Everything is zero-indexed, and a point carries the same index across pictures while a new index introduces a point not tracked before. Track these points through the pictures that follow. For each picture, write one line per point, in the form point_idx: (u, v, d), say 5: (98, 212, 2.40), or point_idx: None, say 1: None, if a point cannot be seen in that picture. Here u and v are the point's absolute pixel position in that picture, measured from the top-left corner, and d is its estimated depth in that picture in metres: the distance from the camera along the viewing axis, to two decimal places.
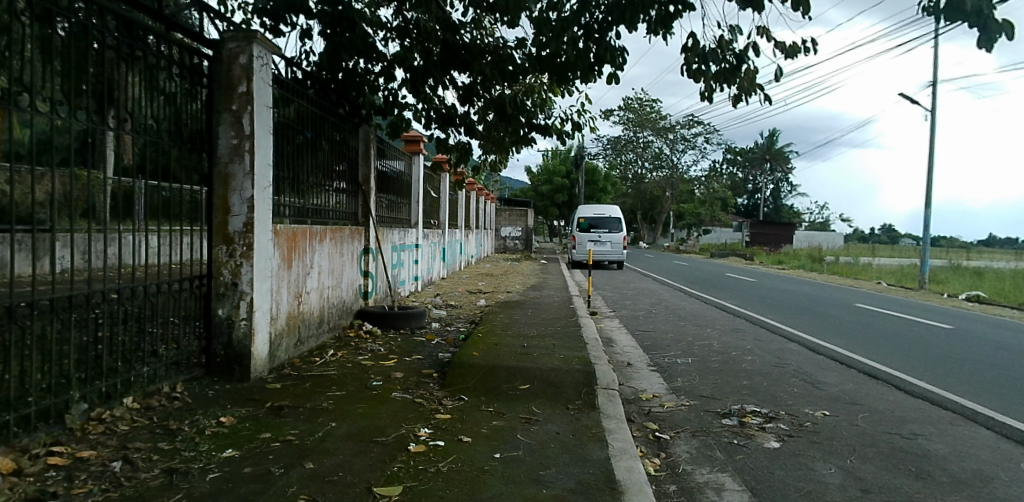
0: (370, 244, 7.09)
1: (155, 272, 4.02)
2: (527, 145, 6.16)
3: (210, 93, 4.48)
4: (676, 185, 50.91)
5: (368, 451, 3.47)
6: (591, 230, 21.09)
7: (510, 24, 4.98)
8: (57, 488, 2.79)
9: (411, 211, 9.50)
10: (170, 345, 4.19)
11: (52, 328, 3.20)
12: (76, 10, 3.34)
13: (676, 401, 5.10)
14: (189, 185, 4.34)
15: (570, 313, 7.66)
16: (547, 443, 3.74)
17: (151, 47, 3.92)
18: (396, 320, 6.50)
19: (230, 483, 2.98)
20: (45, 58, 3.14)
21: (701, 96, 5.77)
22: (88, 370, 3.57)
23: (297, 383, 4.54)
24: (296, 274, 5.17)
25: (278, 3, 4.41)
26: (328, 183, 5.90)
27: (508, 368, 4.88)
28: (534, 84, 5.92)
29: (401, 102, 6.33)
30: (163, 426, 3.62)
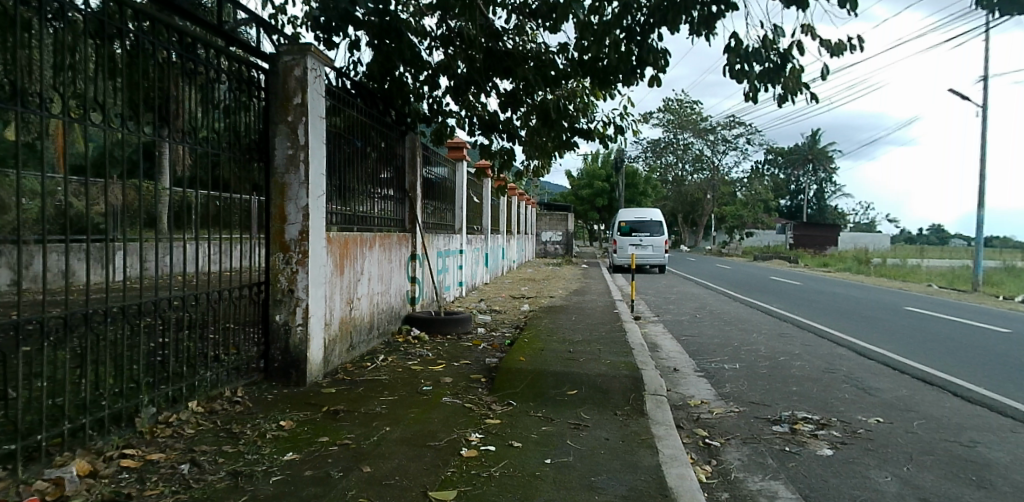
0: (416, 250, 7.18)
1: (215, 279, 4.15)
2: (569, 149, 6.16)
3: (266, 105, 4.62)
4: (717, 187, 50.16)
5: (423, 455, 3.52)
6: (633, 234, 20.95)
7: (552, 29, 4.99)
8: (131, 490, 2.93)
9: (455, 217, 9.60)
10: (229, 350, 4.31)
11: (124, 336, 3.40)
12: (137, 26, 3.50)
13: (725, 407, 5.03)
14: (243, 194, 4.45)
15: (615, 318, 7.61)
16: (597, 450, 3.73)
17: (209, 62, 4.08)
18: (443, 325, 6.56)
19: (292, 486, 3.06)
20: (105, 76, 3.30)
21: (745, 97, 5.72)
22: (156, 374, 3.71)
23: (351, 387, 4.63)
24: (347, 280, 5.27)
25: (329, 16, 4.53)
26: (376, 190, 6.00)
27: (556, 374, 4.88)
28: (577, 89, 5.91)
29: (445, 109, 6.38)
30: (227, 429, 3.73)
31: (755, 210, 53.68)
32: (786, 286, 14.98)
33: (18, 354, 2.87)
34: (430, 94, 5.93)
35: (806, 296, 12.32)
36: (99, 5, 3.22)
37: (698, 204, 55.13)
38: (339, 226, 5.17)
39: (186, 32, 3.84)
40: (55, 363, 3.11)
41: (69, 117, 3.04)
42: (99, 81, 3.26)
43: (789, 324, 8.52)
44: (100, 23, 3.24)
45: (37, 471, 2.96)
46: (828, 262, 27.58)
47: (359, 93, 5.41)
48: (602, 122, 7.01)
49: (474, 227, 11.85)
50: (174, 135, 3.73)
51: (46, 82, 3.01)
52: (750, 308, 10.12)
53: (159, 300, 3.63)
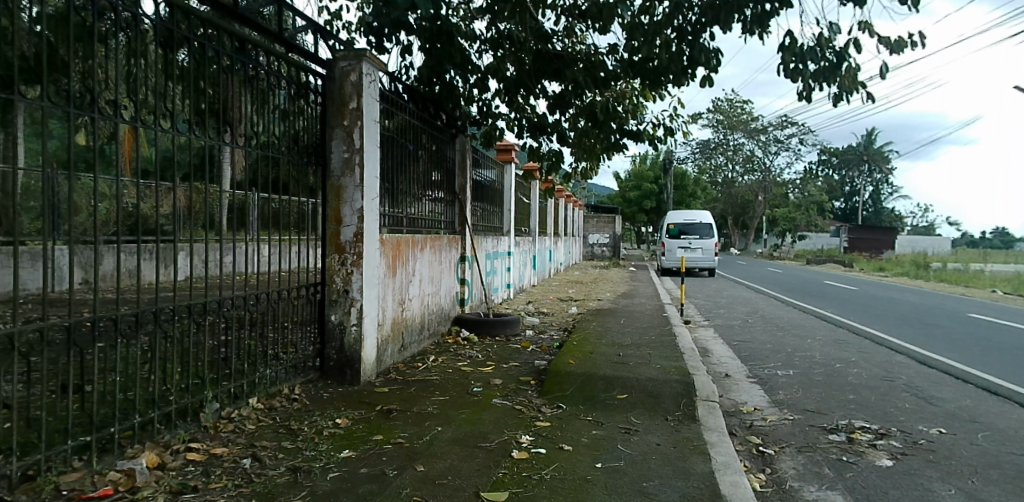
0: (465, 252, 7.23)
1: (274, 279, 4.26)
2: (618, 151, 6.10)
3: (323, 109, 4.74)
4: (768, 188, 49.68)
5: (474, 456, 3.54)
6: (681, 237, 20.63)
7: (601, 31, 4.97)
8: (197, 483, 3.05)
9: (503, 219, 9.64)
10: (287, 349, 4.43)
11: (189, 333, 3.53)
12: (197, 34, 3.64)
13: (779, 415, 4.89)
14: (300, 197, 4.56)
15: (665, 322, 7.49)
16: (648, 455, 3.68)
17: (267, 67, 4.21)
18: (492, 326, 6.59)
19: (349, 483, 3.13)
20: (169, 82, 3.44)
21: (799, 96, 5.57)
22: (219, 371, 3.84)
23: (403, 387, 4.69)
24: (399, 282, 5.34)
25: (383, 22, 4.61)
26: (427, 192, 6.06)
27: (606, 377, 4.83)
28: (626, 90, 5.86)
29: (494, 112, 6.41)
30: (285, 425, 3.83)
31: (809, 212, 51.55)
32: (841, 291, 14.48)
33: (93, 349, 3.03)
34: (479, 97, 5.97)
35: (861, 301, 11.87)
36: (165, 14, 3.39)
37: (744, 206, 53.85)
38: (391, 228, 5.25)
39: (246, 38, 3.99)
40: (126, 355, 3.27)
41: (136, 120, 3.23)
42: (164, 86, 3.45)
43: (844, 331, 8.23)
44: (166, 31, 3.41)
45: (110, 462, 3.11)
46: (884, 266, 26.49)
47: (411, 97, 5.49)
48: (651, 124, 6.90)
49: (522, 229, 11.88)
50: (232, 138, 3.87)
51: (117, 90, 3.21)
52: (803, 313, 9.82)
53: (222, 300, 3.75)
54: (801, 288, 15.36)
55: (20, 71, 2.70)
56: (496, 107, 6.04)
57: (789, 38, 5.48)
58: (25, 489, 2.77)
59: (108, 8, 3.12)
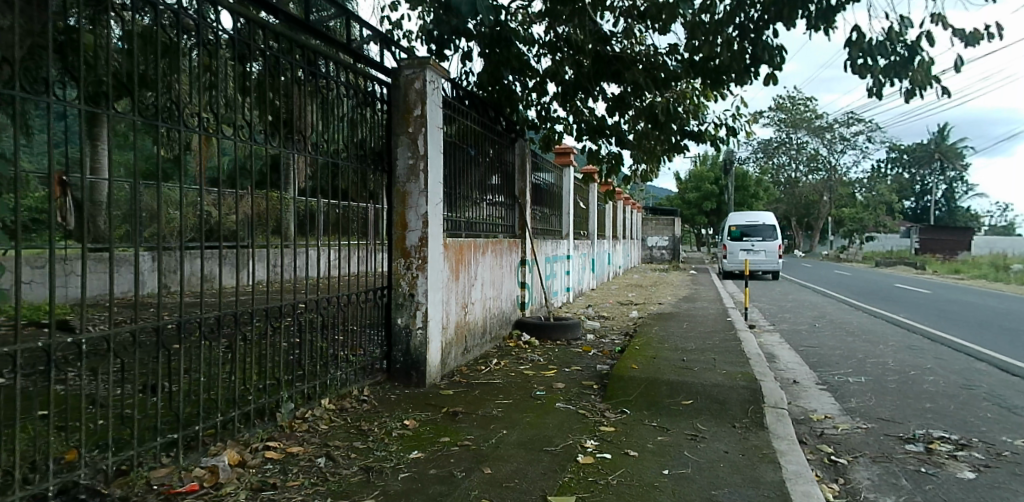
0: (526, 255, 7.27)
1: (343, 283, 4.37)
2: (679, 152, 6.01)
3: (389, 117, 4.85)
4: (834, 188, 47.69)
5: (540, 460, 3.54)
6: (743, 239, 20.17)
7: (661, 31, 4.92)
8: (276, 480, 3.17)
9: (561, 223, 9.64)
10: (355, 351, 4.52)
11: (266, 335, 3.67)
12: (270, 47, 3.81)
13: (852, 423, 4.71)
14: (368, 203, 4.68)
15: (729, 326, 7.32)
16: (716, 463, 3.60)
17: (335, 76, 4.35)
18: (552, 331, 6.57)
19: (419, 484, 3.19)
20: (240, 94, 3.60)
21: (868, 93, 5.38)
22: (294, 373, 3.96)
23: (467, 390, 4.73)
24: (462, 286, 5.40)
25: (444, 30, 4.69)
26: (487, 197, 6.12)
27: (671, 383, 4.76)
28: (686, 90, 5.78)
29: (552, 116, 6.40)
30: (356, 426, 3.92)
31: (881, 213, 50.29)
32: (910, 294, 13.84)
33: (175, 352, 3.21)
34: (536, 100, 5.97)
35: (934, 305, 11.31)
36: (241, 29, 3.57)
37: (801, 206, 52.12)
38: (453, 233, 5.32)
39: (315, 49, 4.14)
40: (207, 355, 3.44)
41: (206, 130, 3.39)
42: (231, 98, 3.62)
43: (917, 336, 7.86)
44: (239, 45, 3.58)
45: (195, 459, 3.27)
46: (959, 269, 25.06)
47: (471, 102, 5.55)
48: (713, 124, 6.77)
49: (581, 233, 11.85)
50: (301, 145, 4.00)
51: (193, 102, 3.38)
52: (873, 318, 9.43)
53: (297, 303, 3.87)
54: (860, 288, 15.86)
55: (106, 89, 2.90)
56: (554, 110, 6.04)
57: (856, 32, 5.29)
58: (120, 482, 2.95)
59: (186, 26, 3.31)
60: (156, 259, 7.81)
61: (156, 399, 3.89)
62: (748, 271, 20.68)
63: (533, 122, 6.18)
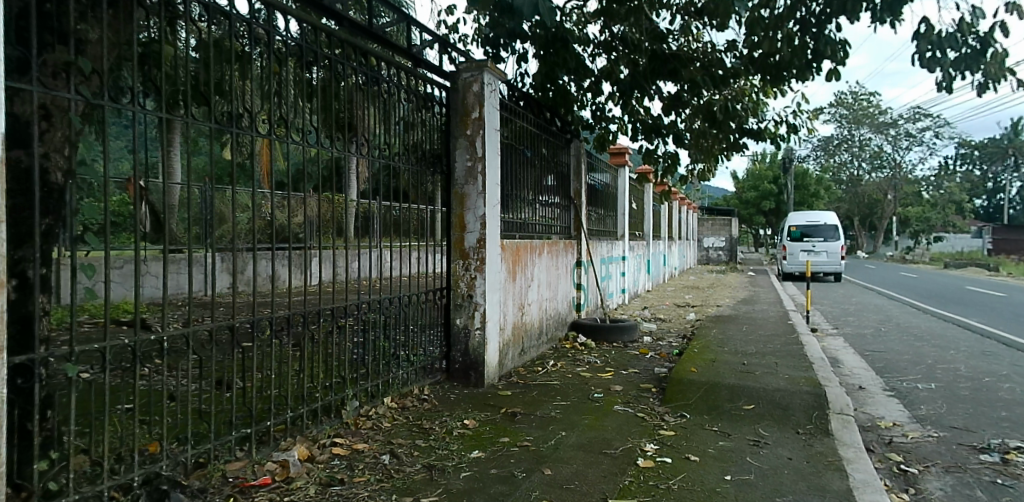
0: (581, 257, 7.25)
1: (404, 283, 4.44)
2: (739, 151, 5.90)
3: (448, 119, 4.91)
4: (899, 187, 45.83)
5: (600, 462, 3.52)
6: (803, 239, 19.65)
7: (719, 27, 4.87)
8: (343, 475, 3.26)
9: (616, 223, 9.57)
10: (415, 351, 4.59)
11: (333, 335, 3.77)
12: (332, 52, 3.91)
13: (922, 431, 4.52)
14: (428, 205, 4.75)
15: (791, 329, 7.13)
16: (780, 470, 3.51)
17: (394, 80, 4.44)
18: (608, 332, 6.54)
19: (480, 483, 3.22)
20: (300, 98, 3.71)
21: (936, 88, 5.15)
22: (359, 372, 4.06)
23: (525, 391, 4.75)
24: (519, 287, 5.43)
25: (502, 32, 4.72)
26: (543, 198, 6.12)
27: (731, 387, 4.67)
28: (745, 87, 5.67)
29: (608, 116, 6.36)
30: (418, 425, 3.98)
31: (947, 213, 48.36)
32: (983, 298, 13.13)
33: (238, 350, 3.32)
34: (591, 101, 5.93)
35: (1011, 309, 10.70)
36: (298, 35, 3.67)
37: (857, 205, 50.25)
38: (510, 234, 5.34)
39: (376, 55, 4.24)
40: (278, 352, 3.58)
41: (271, 135, 3.52)
42: (296, 103, 3.74)
43: (993, 341, 7.47)
44: (304, 51, 3.72)
45: (267, 453, 3.39)
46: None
47: (527, 104, 5.57)
48: (773, 121, 6.64)
49: (636, 233, 11.74)
50: (360, 148, 4.09)
51: (259, 108, 3.52)
52: (943, 323, 9.02)
53: (361, 304, 3.97)
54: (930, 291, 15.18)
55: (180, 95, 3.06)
56: (609, 110, 6.00)
57: (924, 24, 5.07)
58: (198, 474, 3.09)
59: (251, 36, 3.44)
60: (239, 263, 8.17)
61: (234, 395, 4.06)
62: (810, 272, 20.05)
63: (588, 122, 6.15)
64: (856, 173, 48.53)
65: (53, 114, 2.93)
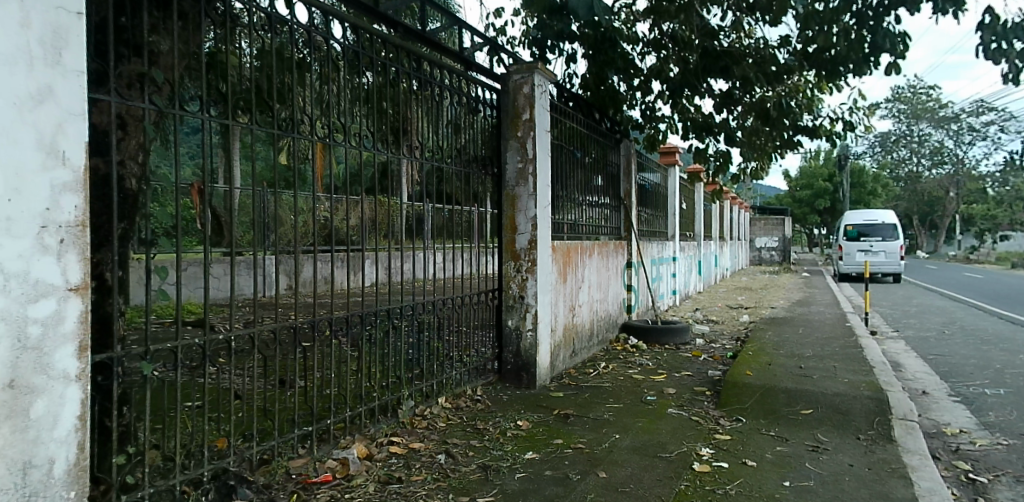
0: (632, 258, 7.20)
1: (457, 285, 4.49)
2: (793, 149, 5.79)
3: (498, 121, 4.95)
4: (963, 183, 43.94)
5: (655, 466, 3.48)
6: (860, 239, 19.15)
7: (772, 22, 4.78)
8: (400, 474, 3.32)
9: (666, 224, 9.48)
10: (467, 352, 4.63)
11: (389, 335, 3.84)
12: (380, 55, 3.97)
13: (991, 439, 4.33)
14: (479, 207, 4.78)
15: (848, 332, 6.93)
16: (841, 476, 3.40)
17: (443, 82, 4.49)
18: (660, 335, 6.47)
19: (536, 484, 3.23)
20: (353, 102, 3.77)
21: (1002, 80, 4.93)
22: (414, 372, 4.12)
23: (577, 393, 4.75)
24: (570, 288, 5.42)
25: (550, 34, 4.73)
26: (592, 198, 6.09)
27: (789, 390, 4.59)
28: (799, 83, 5.55)
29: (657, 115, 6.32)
30: (472, 425, 4.02)
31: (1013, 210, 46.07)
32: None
33: (299, 350, 3.41)
34: (641, 100, 5.91)
35: None
36: (353, 40, 3.75)
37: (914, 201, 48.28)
38: (561, 236, 5.34)
39: (427, 58, 4.30)
40: (337, 352, 3.66)
41: (322, 139, 3.55)
42: (353, 109, 3.82)
43: None
44: (354, 56, 3.76)
45: (327, 451, 3.47)
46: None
47: (577, 104, 5.57)
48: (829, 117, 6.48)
49: (687, 234, 11.60)
50: (410, 151, 4.13)
51: (316, 114, 3.59)
52: (1011, 326, 8.61)
53: (415, 305, 4.03)
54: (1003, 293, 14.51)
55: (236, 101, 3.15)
56: (659, 110, 5.97)
57: (990, 14, 4.86)
58: (263, 470, 3.19)
59: (306, 42, 3.52)
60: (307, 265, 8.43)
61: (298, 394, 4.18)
62: (868, 272, 19.50)
63: (638, 121, 6.12)
64: (914, 169, 46.70)
65: (128, 124, 3.07)
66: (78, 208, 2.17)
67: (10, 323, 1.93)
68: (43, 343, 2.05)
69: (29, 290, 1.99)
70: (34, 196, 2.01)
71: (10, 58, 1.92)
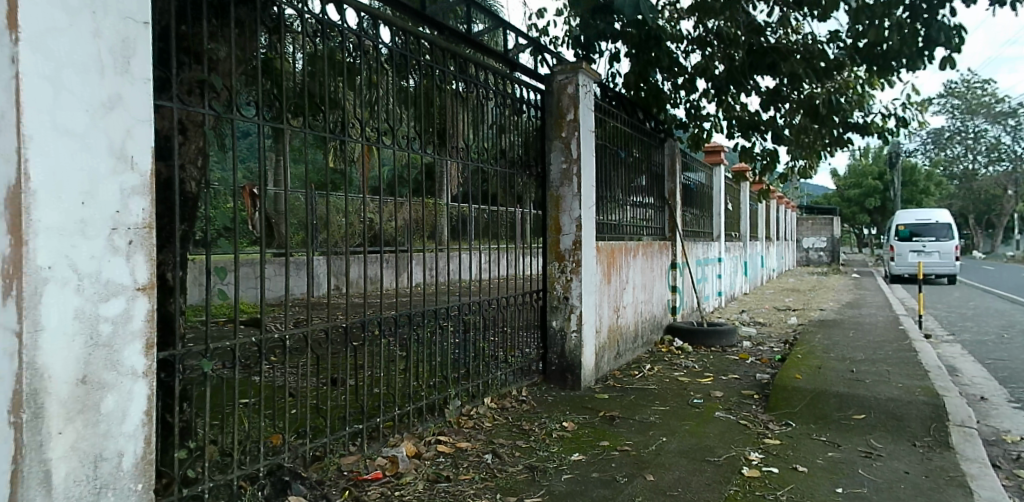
0: (676, 258, 7.14)
1: (501, 285, 4.51)
2: (843, 147, 5.66)
3: (542, 122, 4.96)
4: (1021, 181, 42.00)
5: (703, 470, 3.44)
6: (913, 239, 18.64)
7: (821, 17, 4.71)
8: (449, 472, 3.35)
9: (712, 224, 9.37)
10: (512, 353, 4.65)
11: (435, 334, 3.90)
12: (426, 58, 4.02)
13: None
14: (528, 209, 4.82)
15: (901, 335, 6.73)
16: (896, 483, 3.30)
17: (486, 83, 4.51)
18: (706, 337, 6.39)
19: (583, 485, 3.23)
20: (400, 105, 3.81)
21: None
22: (460, 372, 4.16)
23: (623, 395, 4.73)
24: (614, 289, 5.40)
25: (593, 34, 4.72)
26: (635, 198, 6.04)
27: (840, 395, 4.50)
28: (849, 79, 5.43)
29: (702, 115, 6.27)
30: (518, 425, 4.04)
31: None
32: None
33: (351, 350, 3.48)
34: (686, 99, 5.89)
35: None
36: (400, 43, 3.81)
37: (973, 200, 45.86)
38: (606, 237, 5.33)
39: (469, 59, 4.32)
40: (385, 353, 3.71)
41: (367, 142, 3.57)
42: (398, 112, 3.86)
43: None
44: (396, 57, 3.80)
45: (377, 448, 3.54)
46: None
47: (620, 104, 5.55)
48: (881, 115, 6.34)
49: (733, 234, 11.44)
50: (455, 153, 4.15)
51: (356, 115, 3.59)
52: None
53: (462, 305, 4.07)
54: None
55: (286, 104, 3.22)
56: (704, 108, 5.93)
57: None
58: (316, 467, 3.24)
59: (355, 46, 3.58)
60: (361, 266, 8.64)
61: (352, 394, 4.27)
62: (922, 273, 18.58)
63: (682, 121, 6.08)
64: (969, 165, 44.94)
65: (188, 129, 3.15)
66: (145, 211, 2.23)
67: (83, 321, 1.98)
68: (113, 341, 2.10)
69: (100, 289, 2.04)
70: (105, 199, 2.06)
71: (82, 67, 1.98)
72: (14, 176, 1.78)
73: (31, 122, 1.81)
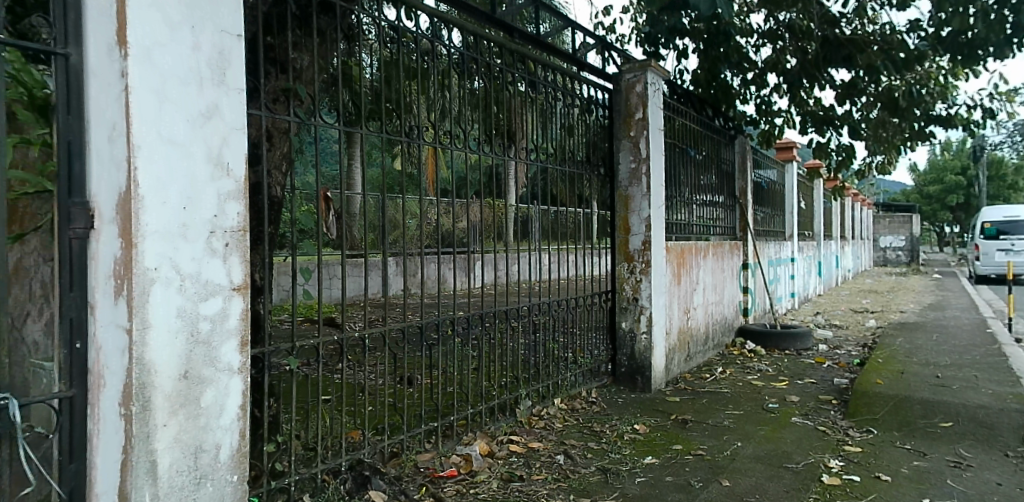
0: (748, 259, 6.99)
1: (569, 286, 4.51)
2: (926, 140, 5.35)
3: (611, 122, 4.94)
4: None
5: (781, 476, 3.35)
6: (1000, 238, 17.65)
7: (899, 6, 4.53)
8: (522, 472, 3.38)
9: (784, 223, 9.13)
10: (580, 353, 4.65)
11: (506, 335, 3.94)
12: (496, 60, 4.05)
13: None
14: (597, 211, 4.83)
15: (991, 340, 6.37)
16: (988, 495, 3.12)
17: (551, 83, 4.49)
18: (780, 340, 6.23)
19: (657, 489, 3.20)
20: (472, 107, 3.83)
21: None
22: (530, 372, 4.20)
23: (694, 398, 4.68)
24: (684, 289, 5.32)
25: (663, 30, 4.66)
26: (704, 197, 5.93)
27: (925, 402, 4.34)
28: (931, 70, 5.19)
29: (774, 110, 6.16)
30: (589, 427, 4.06)
31: None
32: None
33: (429, 350, 3.54)
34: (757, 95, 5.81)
35: None
36: (468, 45, 3.82)
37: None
38: (676, 237, 5.27)
39: (534, 59, 4.30)
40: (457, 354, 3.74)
41: (436, 144, 3.58)
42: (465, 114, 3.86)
43: None
44: (466, 61, 3.81)
45: (452, 446, 3.60)
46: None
47: (688, 101, 5.46)
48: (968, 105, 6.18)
49: (806, 233, 11.11)
50: (518, 153, 4.13)
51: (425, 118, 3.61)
52: None
53: (532, 305, 4.10)
54: None
55: (362, 111, 3.21)
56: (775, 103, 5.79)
57: None
58: (394, 463, 3.33)
59: (429, 50, 3.63)
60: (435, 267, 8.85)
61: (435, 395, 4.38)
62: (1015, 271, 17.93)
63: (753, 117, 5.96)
64: None
65: (275, 136, 3.26)
66: (240, 215, 2.28)
67: (185, 319, 2.04)
68: (213, 337, 2.16)
69: (201, 289, 2.10)
70: (205, 203, 2.12)
71: (184, 79, 2.03)
72: (125, 183, 1.86)
73: (139, 135, 1.87)
